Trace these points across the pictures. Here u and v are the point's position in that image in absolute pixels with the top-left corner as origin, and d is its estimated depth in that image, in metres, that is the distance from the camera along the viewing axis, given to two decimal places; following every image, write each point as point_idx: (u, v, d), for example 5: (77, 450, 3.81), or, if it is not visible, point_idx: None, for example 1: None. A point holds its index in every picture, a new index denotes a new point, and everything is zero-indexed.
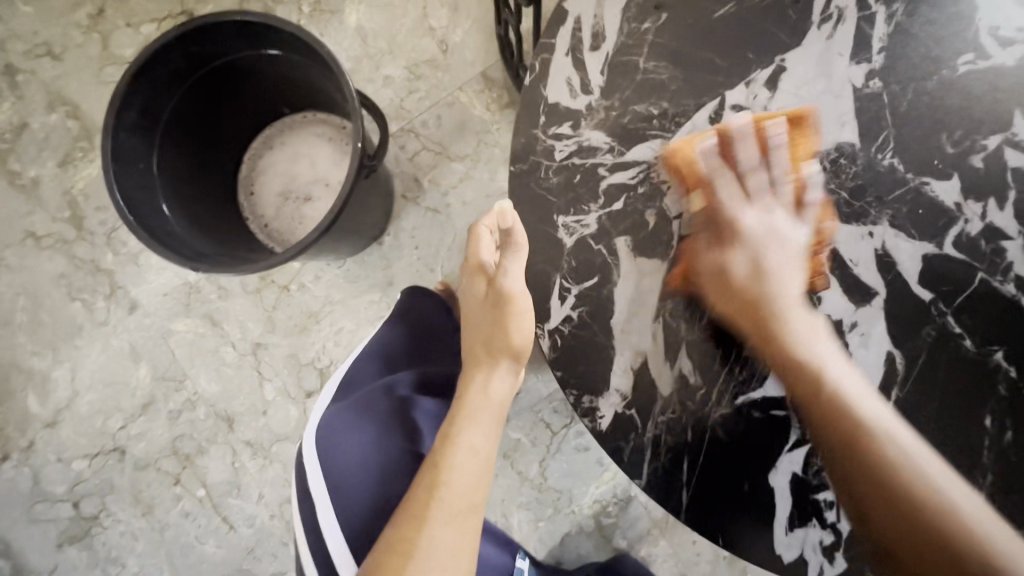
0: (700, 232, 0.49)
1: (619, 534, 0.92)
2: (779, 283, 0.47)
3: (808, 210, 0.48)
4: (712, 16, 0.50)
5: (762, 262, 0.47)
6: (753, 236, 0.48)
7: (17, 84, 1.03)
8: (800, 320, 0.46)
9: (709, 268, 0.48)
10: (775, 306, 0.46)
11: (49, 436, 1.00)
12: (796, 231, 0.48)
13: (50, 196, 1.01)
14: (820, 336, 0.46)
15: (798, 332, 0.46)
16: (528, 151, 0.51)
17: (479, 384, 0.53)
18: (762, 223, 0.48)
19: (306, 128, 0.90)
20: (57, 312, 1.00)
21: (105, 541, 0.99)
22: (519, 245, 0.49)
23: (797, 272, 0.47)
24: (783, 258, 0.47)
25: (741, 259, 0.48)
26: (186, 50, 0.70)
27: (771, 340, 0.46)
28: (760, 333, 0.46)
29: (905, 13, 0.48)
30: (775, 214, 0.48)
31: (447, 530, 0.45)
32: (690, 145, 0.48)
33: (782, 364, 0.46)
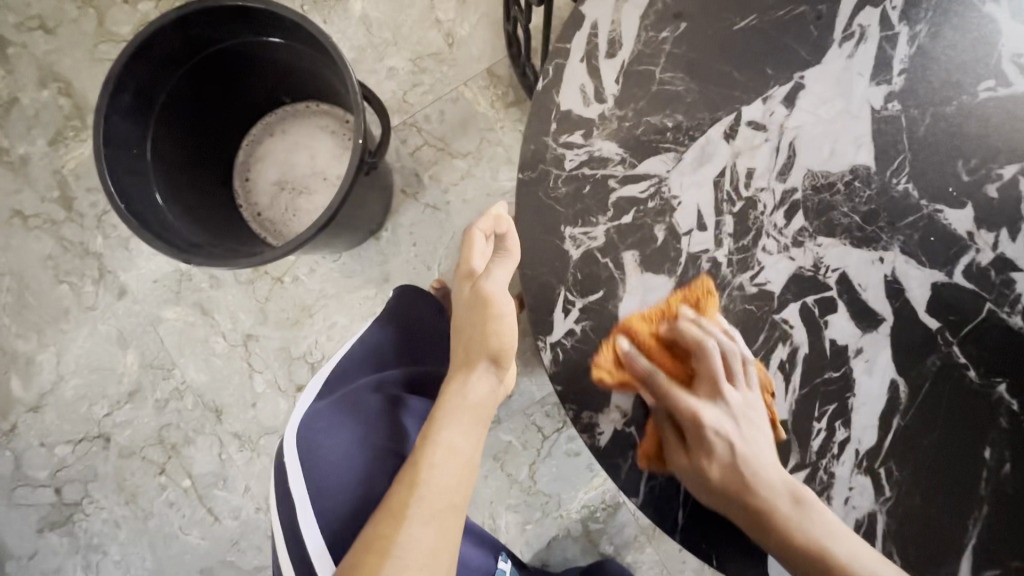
0: (670, 425, 0.47)
1: (607, 539, 0.91)
2: (749, 446, 0.45)
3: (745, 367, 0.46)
4: (732, 28, 0.48)
5: (736, 439, 0.45)
6: (723, 408, 0.45)
7: (7, 57, 0.99)
8: (777, 481, 0.44)
9: (686, 457, 0.46)
10: (756, 481, 0.44)
11: (32, 420, 0.98)
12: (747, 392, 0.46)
13: (39, 175, 0.99)
14: (800, 489, 0.44)
15: (781, 499, 0.43)
16: (537, 158, 0.50)
17: (459, 388, 0.52)
18: (724, 401, 0.46)
19: (308, 117, 0.88)
20: (44, 294, 0.98)
21: (87, 528, 0.97)
22: (513, 254, 0.50)
23: (761, 426, 0.46)
24: (748, 417, 0.45)
25: (720, 445, 0.45)
26: (186, 33, 0.68)
27: (755, 513, 0.43)
28: (747, 518, 0.44)
29: (927, 35, 0.47)
30: (730, 388, 0.46)
31: (426, 529, 0.44)
32: (613, 344, 0.48)
33: (752, 514, 0.44)
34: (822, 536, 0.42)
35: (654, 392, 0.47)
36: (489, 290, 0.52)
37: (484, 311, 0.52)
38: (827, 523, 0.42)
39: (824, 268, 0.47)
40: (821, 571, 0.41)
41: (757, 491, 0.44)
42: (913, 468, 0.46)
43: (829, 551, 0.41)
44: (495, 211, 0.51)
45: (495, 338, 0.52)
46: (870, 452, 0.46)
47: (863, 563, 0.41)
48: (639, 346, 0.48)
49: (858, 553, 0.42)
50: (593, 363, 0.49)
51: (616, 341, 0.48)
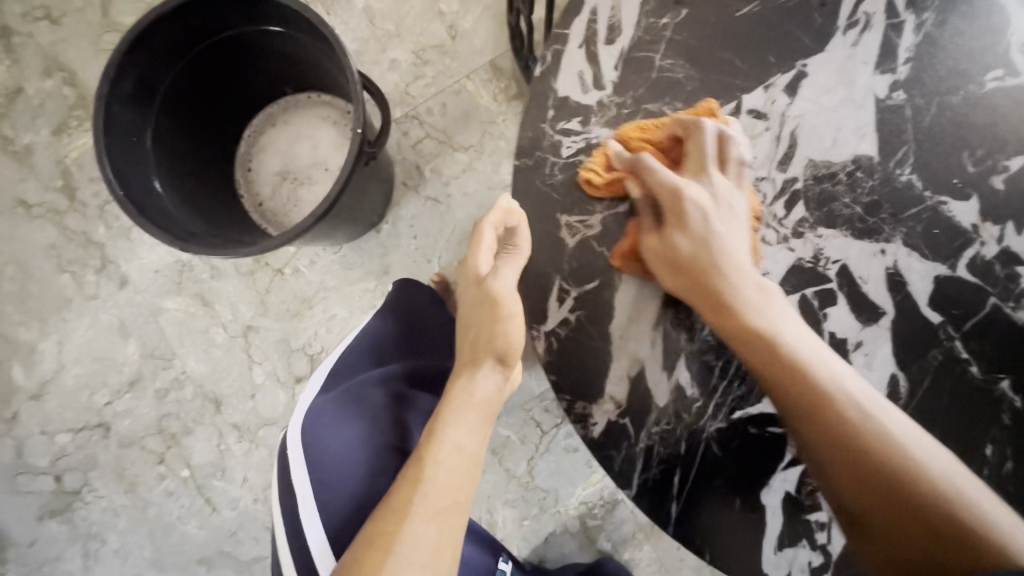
0: (649, 216, 0.47)
1: (604, 536, 0.91)
2: (728, 244, 0.45)
3: (734, 171, 0.46)
4: (734, 16, 0.48)
5: (715, 234, 0.45)
6: (710, 206, 0.45)
7: (13, 47, 1.00)
8: (749, 279, 0.44)
9: (661, 239, 0.46)
10: (727, 277, 0.44)
11: (34, 408, 0.98)
12: (736, 194, 0.46)
13: (43, 165, 0.99)
14: (771, 289, 0.44)
15: (752, 297, 0.44)
16: (534, 146, 0.49)
17: (465, 384, 0.52)
18: (710, 196, 0.45)
19: (309, 108, 0.88)
20: (46, 283, 0.99)
21: (86, 516, 0.98)
22: (522, 252, 0.49)
23: (742, 230, 0.46)
24: (732, 220, 0.45)
25: (696, 225, 0.45)
26: (187, 21, 0.68)
27: (721, 297, 0.44)
28: (713, 308, 0.44)
29: (934, 23, 0.46)
30: (719, 185, 0.46)
31: (429, 527, 0.44)
32: (604, 148, 0.48)
33: (719, 306, 0.44)
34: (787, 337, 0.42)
35: (636, 172, 0.47)
36: (496, 289, 0.48)
37: (491, 311, 0.48)
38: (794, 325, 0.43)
39: (824, 259, 0.46)
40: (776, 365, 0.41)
41: (727, 284, 0.44)
42: None
43: (790, 350, 0.42)
44: (503, 203, 0.49)
45: (504, 339, 0.47)
46: None
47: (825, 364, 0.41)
48: (628, 147, 0.48)
49: (828, 362, 0.42)
50: (584, 162, 0.48)
51: (607, 145, 0.48)
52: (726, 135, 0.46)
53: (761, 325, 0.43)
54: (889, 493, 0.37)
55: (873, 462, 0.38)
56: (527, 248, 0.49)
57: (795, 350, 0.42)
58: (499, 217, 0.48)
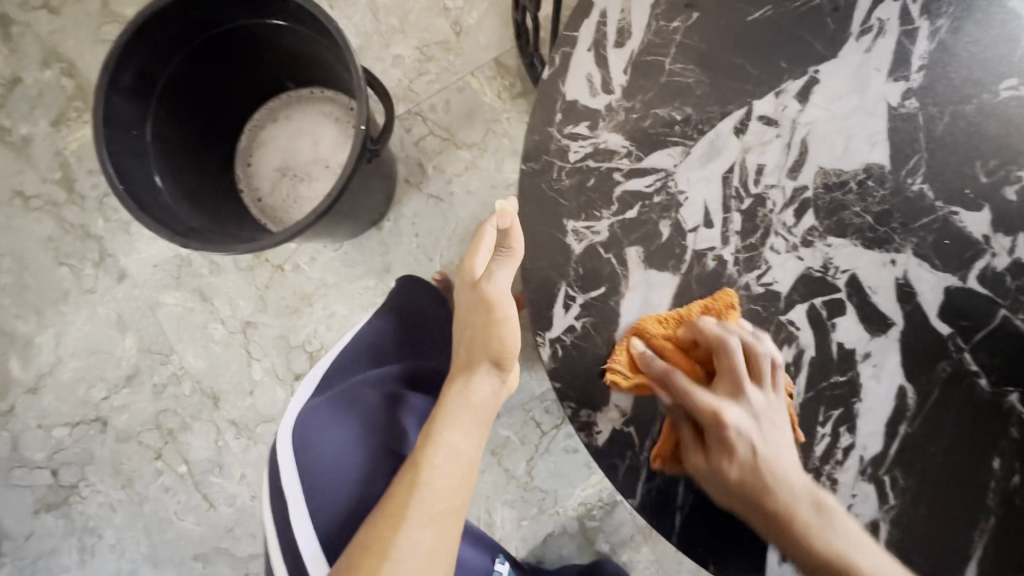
0: (687, 425, 0.45)
1: (603, 538, 0.91)
2: (772, 455, 0.42)
3: (769, 376, 0.44)
4: (746, 19, 0.47)
5: (759, 447, 0.42)
6: (748, 418, 0.43)
7: (11, 36, 0.99)
8: (802, 490, 0.41)
9: (705, 463, 0.44)
10: (779, 491, 0.41)
11: (30, 402, 0.98)
12: (772, 400, 0.44)
13: (41, 156, 0.98)
14: (822, 496, 0.41)
15: (808, 514, 0.40)
16: (541, 149, 0.48)
17: (461, 389, 0.51)
18: (748, 412, 0.43)
19: (311, 103, 0.87)
20: (43, 276, 0.98)
21: (83, 511, 0.97)
22: (515, 253, 0.48)
23: (785, 438, 0.43)
24: (773, 428, 0.43)
25: (743, 447, 0.42)
26: (188, 13, 0.67)
27: (779, 520, 0.41)
28: (768, 526, 0.42)
29: (949, 30, 0.45)
30: (754, 396, 0.43)
31: (425, 531, 0.43)
32: (627, 350, 0.47)
33: (773, 523, 0.41)
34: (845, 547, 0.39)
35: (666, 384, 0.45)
36: (491, 292, 0.50)
37: (487, 314, 0.50)
38: (847, 532, 0.40)
39: (833, 269, 0.46)
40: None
41: (780, 503, 0.41)
42: (918, 476, 0.45)
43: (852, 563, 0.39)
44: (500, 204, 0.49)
45: (497, 342, 0.50)
46: (875, 459, 0.45)
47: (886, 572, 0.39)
48: (653, 349, 0.46)
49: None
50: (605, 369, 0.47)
51: (630, 346, 0.47)
52: (755, 341, 0.44)
53: (821, 544, 0.40)
54: None
55: None
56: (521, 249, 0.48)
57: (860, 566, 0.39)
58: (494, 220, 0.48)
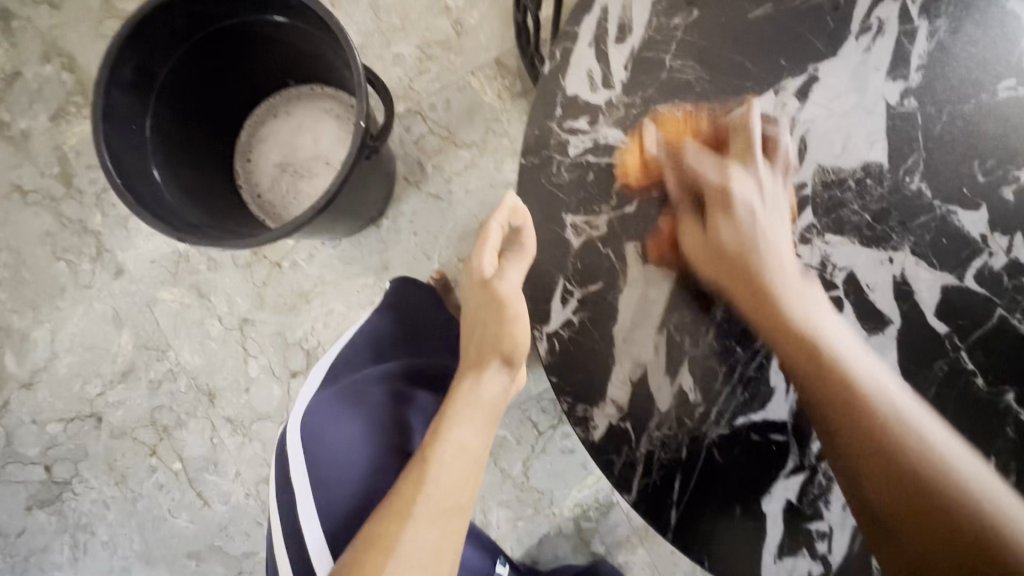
0: (690, 206, 0.48)
1: (598, 539, 0.90)
2: (770, 241, 0.46)
3: (781, 159, 0.46)
4: (746, 18, 0.47)
5: (756, 227, 0.46)
6: (751, 201, 0.46)
7: (12, 31, 0.99)
8: (792, 272, 0.45)
9: (702, 233, 0.47)
10: (767, 274, 0.45)
11: (24, 397, 0.97)
12: (780, 184, 0.46)
13: (40, 151, 0.98)
14: (812, 288, 0.45)
15: (793, 295, 0.45)
16: (541, 144, 0.48)
17: (470, 385, 0.50)
18: (753, 188, 0.46)
19: (312, 100, 0.87)
20: (40, 271, 0.97)
21: (76, 507, 0.97)
22: (526, 250, 0.48)
23: (786, 221, 0.46)
24: (774, 215, 0.46)
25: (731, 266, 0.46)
26: (190, 8, 0.67)
27: (767, 310, 0.45)
28: (754, 304, 0.45)
29: (948, 30, 0.46)
30: (762, 175, 0.46)
31: (430, 530, 0.43)
32: (642, 129, 0.48)
33: (759, 300, 0.45)
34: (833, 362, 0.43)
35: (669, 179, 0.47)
36: (501, 289, 0.48)
37: (498, 311, 0.48)
38: (835, 339, 0.44)
39: (831, 266, 0.46)
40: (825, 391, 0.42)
41: (769, 283, 0.45)
42: None
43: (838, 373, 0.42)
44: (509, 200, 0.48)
45: (509, 341, 0.48)
46: None
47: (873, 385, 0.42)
48: (668, 129, 0.47)
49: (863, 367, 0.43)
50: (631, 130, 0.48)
51: (643, 129, 0.48)
52: (774, 124, 0.46)
53: (803, 327, 0.44)
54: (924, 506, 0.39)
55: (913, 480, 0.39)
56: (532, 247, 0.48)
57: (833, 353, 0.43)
58: (505, 216, 0.47)
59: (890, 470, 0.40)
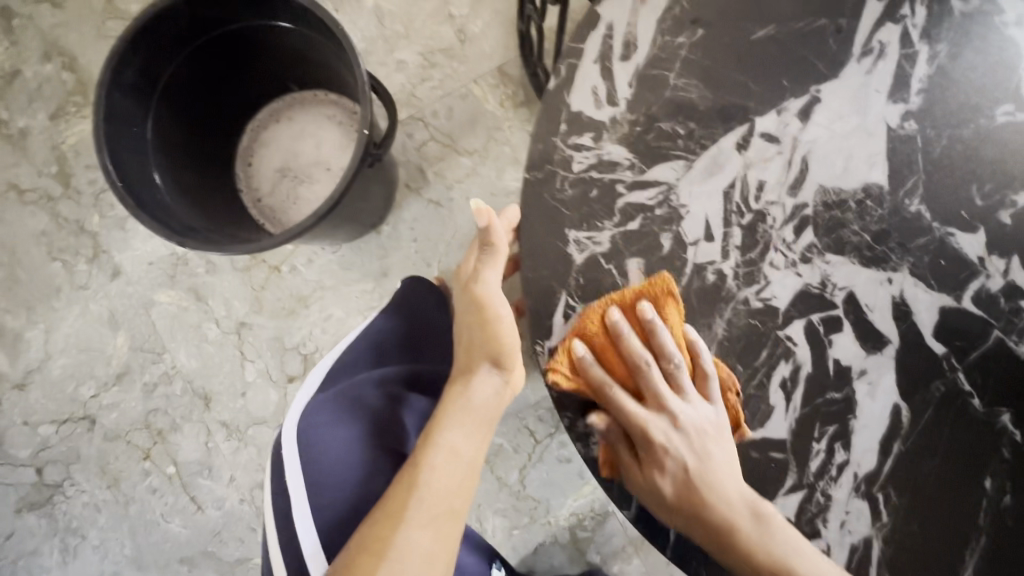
0: (624, 445, 0.47)
1: (593, 548, 0.90)
2: (705, 457, 0.45)
3: (710, 384, 0.46)
4: (750, 38, 0.48)
5: (687, 463, 0.45)
6: (680, 428, 0.46)
7: (12, 29, 0.98)
8: (737, 497, 0.44)
9: (639, 474, 0.46)
10: (710, 495, 0.45)
11: (17, 398, 0.96)
12: (708, 410, 0.46)
13: (38, 150, 0.97)
14: (760, 503, 0.44)
15: (738, 509, 0.44)
16: (545, 159, 0.49)
17: (463, 390, 0.53)
18: (677, 420, 0.46)
19: (315, 105, 0.87)
20: (36, 271, 0.97)
21: (67, 510, 0.96)
22: (498, 250, 0.55)
23: (722, 444, 0.46)
24: (705, 440, 0.46)
25: (673, 462, 0.46)
26: (194, 12, 0.67)
27: (712, 519, 0.44)
28: (701, 527, 0.45)
29: (948, 55, 0.46)
30: (687, 411, 0.46)
31: (423, 533, 0.44)
32: (568, 350, 0.46)
33: (704, 519, 0.44)
34: (790, 562, 0.42)
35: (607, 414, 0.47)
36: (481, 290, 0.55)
37: (481, 313, 0.55)
38: (791, 539, 0.43)
39: (831, 286, 0.46)
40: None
41: (711, 497, 0.44)
42: (911, 494, 0.45)
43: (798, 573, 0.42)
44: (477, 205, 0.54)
45: (494, 339, 0.54)
46: (869, 476, 0.45)
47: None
48: (594, 349, 0.46)
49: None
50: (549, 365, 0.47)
51: (570, 351, 0.46)
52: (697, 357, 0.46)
53: (753, 531, 0.43)
54: None
55: None
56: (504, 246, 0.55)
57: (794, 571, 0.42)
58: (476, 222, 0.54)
59: None
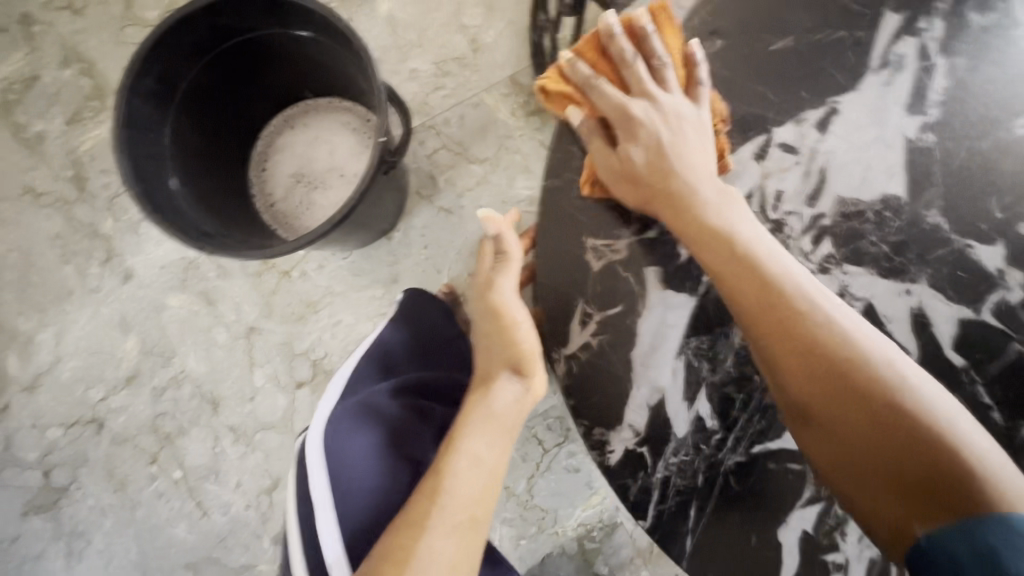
0: (600, 132, 0.49)
1: (601, 560, 0.89)
2: (681, 156, 0.48)
3: (698, 90, 0.48)
4: (768, 49, 0.48)
5: (659, 147, 0.48)
6: (659, 121, 0.48)
7: (32, 36, 1.00)
8: (708, 192, 0.46)
9: (614, 156, 0.48)
10: (678, 187, 0.47)
11: (26, 400, 0.96)
12: (690, 112, 0.48)
13: (54, 154, 0.98)
14: (729, 201, 0.46)
15: (708, 203, 0.46)
16: (565, 165, 0.50)
17: (483, 397, 0.53)
18: (658, 113, 0.48)
19: (329, 113, 0.87)
20: (48, 274, 0.97)
21: (72, 514, 0.95)
22: (510, 257, 0.62)
23: (701, 143, 0.47)
24: (685, 134, 0.48)
25: (648, 137, 0.48)
26: (214, 21, 0.68)
27: (681, 215, 0.46)
28: (670, 212, 0.47)
29: (966, 68, 0.47)
30: (670, 104, 0.48)
31: (447, 542, 0.43)
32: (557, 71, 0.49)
33: (674, 205, 0.47)
34: (758, 258, 0.44)
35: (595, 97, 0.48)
36: (497, 295, 0.59)
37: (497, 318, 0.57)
38: (768, 242, 0.45)
39: (849, 296, 0.46)
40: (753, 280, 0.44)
41: (678, 184, 0.47)
42: None
43: (755, 263, 0.44)
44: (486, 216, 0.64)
45: (512, 343, 0.55)
46: None
47: (811, 291, 0.43)
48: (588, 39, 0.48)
49: (800, 280, 0.44)
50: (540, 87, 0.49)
51: (558, 69, 0.49)
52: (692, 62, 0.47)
53: (722, 231, 0.45)
54: (883, 432, 0.40)
55: (871, 409, 0.40)
56: (515, 251, 0.62)
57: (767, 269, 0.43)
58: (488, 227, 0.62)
59: (850, 395, 0.41)
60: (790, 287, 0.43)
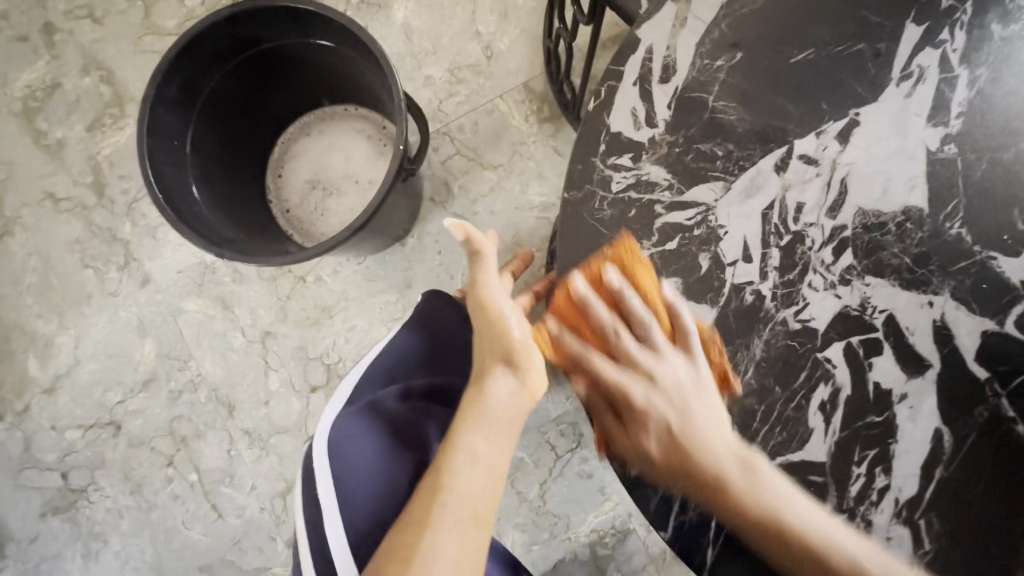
0: (608, 410, 0.48)
1: (614, 566, 0.89)
2: (694, 425, 0.46)
3: (691, 341, 0.47)
4: (789, 61, 0.48)
5: (673, 428, 0.46)
6: (666, 392, 0.47)
7: (54, 44, 1.01)
8: (724, 450, 0.45)
9: (626, 438, 0.47)
10: (696, 453, 0.45)
11: (45, 403, 0.98)
12: (688, 368, 0.47)
13: (74, 160, 1.00)
14: (746, 454, 0.45)
15: (725, 457, 0.45)
16: (585, 177, 0.49)
17: (478, 396, 0.50)
18: (662, 365, 0.47)
19: (345, 120, 0.88)
20: (67, 278, 0.99)
21: (90, 515, 0.97)
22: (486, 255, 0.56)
23: (708, 396, 0.46)
24: (694, 400, 0.46)
25: (655, 423, 0.46)
26: (236, 31, 0.69)
27: (701, 478, 0.45)
28: (697, 488, 0.45)
29: (988, 78, 0.46)
30: (671, 362, 0.47)
31: (451, 539, 0.43)
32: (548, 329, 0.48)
33: (697, 482, 0.45)
34: (777, 504, 0.43)
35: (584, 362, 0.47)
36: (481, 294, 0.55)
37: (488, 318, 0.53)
38: (784, 488, 0.44)
39: (871, 308, 0.46)
40: (772, 531, 0.43)
41: (695, 455, 0.45)
42: (954, 521, 0.44)
43: (781, 516, 0.43)
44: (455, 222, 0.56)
45: (502, 337, 0.52)
46: (909, 502, 0.45)
47: (824, 531, 0.43)
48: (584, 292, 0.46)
49: (826, 532, 0.43)
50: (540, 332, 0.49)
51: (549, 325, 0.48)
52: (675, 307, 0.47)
53: (740, 482, 0.44)
54: None
55: None
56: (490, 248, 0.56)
57: (786, 515, 0.43)
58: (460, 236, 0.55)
59: None
60: (811, 534, 0.43)
